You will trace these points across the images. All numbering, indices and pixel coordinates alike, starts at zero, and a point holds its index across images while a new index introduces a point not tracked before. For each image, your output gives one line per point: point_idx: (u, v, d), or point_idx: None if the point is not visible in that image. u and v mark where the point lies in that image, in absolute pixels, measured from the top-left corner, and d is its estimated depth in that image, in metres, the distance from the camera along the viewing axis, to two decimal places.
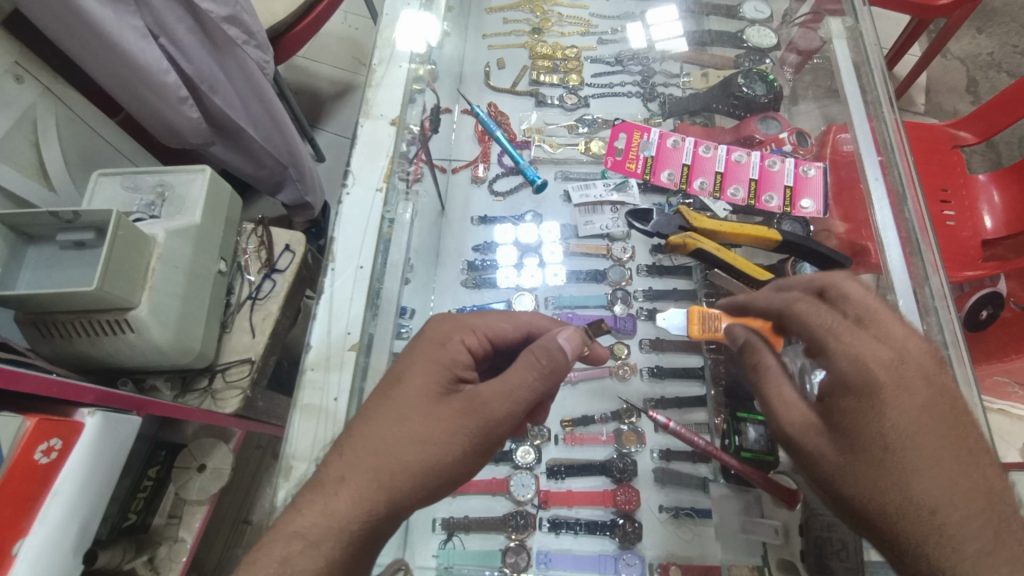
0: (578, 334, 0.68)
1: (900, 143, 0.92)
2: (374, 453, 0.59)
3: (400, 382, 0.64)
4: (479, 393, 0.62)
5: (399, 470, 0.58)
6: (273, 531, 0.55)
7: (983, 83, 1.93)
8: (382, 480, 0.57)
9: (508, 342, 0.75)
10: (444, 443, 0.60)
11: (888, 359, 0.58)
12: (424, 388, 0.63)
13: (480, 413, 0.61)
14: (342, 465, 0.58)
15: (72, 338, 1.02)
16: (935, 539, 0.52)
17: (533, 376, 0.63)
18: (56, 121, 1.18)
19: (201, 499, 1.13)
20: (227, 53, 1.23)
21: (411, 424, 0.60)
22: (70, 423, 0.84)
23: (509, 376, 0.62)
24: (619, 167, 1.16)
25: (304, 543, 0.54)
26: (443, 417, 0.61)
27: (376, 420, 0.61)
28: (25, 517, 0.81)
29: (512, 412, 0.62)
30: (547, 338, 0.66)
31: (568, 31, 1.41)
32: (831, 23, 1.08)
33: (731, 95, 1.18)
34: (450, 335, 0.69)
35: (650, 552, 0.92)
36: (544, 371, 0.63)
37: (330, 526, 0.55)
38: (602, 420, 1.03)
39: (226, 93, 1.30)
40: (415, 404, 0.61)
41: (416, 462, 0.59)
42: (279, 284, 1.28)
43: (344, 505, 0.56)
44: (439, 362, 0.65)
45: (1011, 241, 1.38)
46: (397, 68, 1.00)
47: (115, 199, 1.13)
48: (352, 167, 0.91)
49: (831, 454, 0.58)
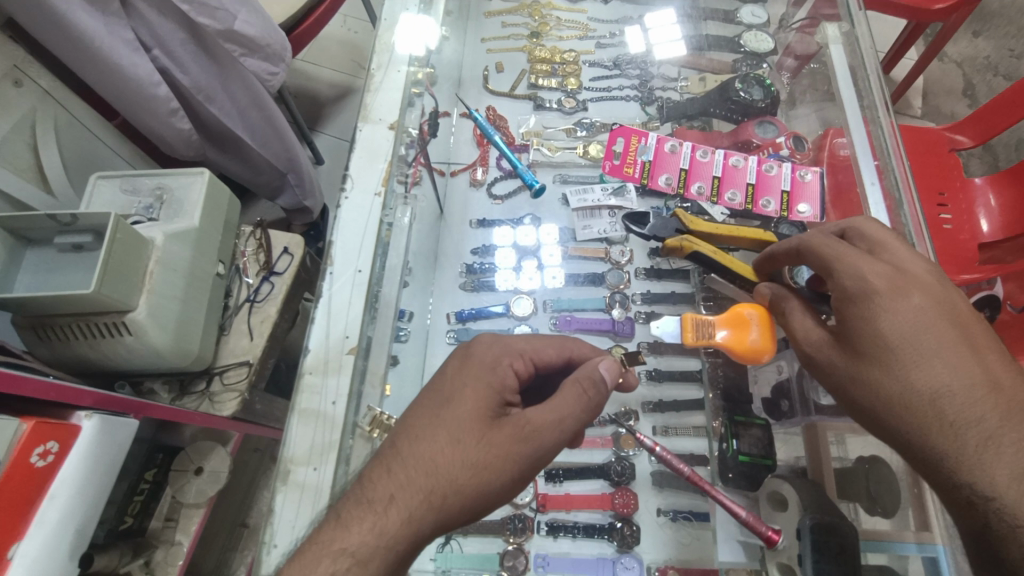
0: (615, 363, 0.72)
1: (896, 148, 0.92)
2: (428, 474, 0.58)
3: (451, 403, 0.63)
4: (529, 419, 0.62)
5: (452, 493, 0.58)
6: (316, 545, 0.54)
7: (980, 87, 1.94)
8: (433, 502, 0.57)
9: (551, 367, 0.74)
10: (495, 469, 0.60)
11: (885, 271, 0.67)
12: (476, 411, 0.62)
13: (532, 441, 0.62)
14: (392, 484, 0.58)
15: (70, 341, 1.02)
16: (937, 424, 0.60)
17: (578, 408, 0.65)
18: (55, 124, 1.18)
19: (198, 502, 1.13)
20: (225, 63, 1.23)
21: (464, 447, 0.60)
22: (68, 426, 0.84)
23: (559, 405, 0.64)
24: (617, 172, 1.15)
25: (352, 561, 0.54)
26: (497, 442, 0.60)
27: (426, 440, 0.60)
28: (23, 519, 0.81)
29: (559, 441, 0.63)
30: (589, 366, 0.70)
31: (568, 35, 1.40)
32: (828, 27, 1.08)
33: (728, 99, 1.19)
34: (500, 358, 0.68)
35: (649, 555, 0.93)
36: (590, 403, 0.66)
37: (378, 545, 0.55)
38: (601, 423, 1.03)
39: (225, 103, 1.31)
40: (467, 426, 0.61)
41: (468, 485, 0.59)
42: (277, 287, 1.28)
43: (394, 525, 0.56)
44: (490, 384, 0.64)
45: (1010, 244, 1.38)
46: (396, 72, 1.00)
47: (113, 202, 1.13)
48: (351, 170, 0.91)
49: (841, 361, 0.69)
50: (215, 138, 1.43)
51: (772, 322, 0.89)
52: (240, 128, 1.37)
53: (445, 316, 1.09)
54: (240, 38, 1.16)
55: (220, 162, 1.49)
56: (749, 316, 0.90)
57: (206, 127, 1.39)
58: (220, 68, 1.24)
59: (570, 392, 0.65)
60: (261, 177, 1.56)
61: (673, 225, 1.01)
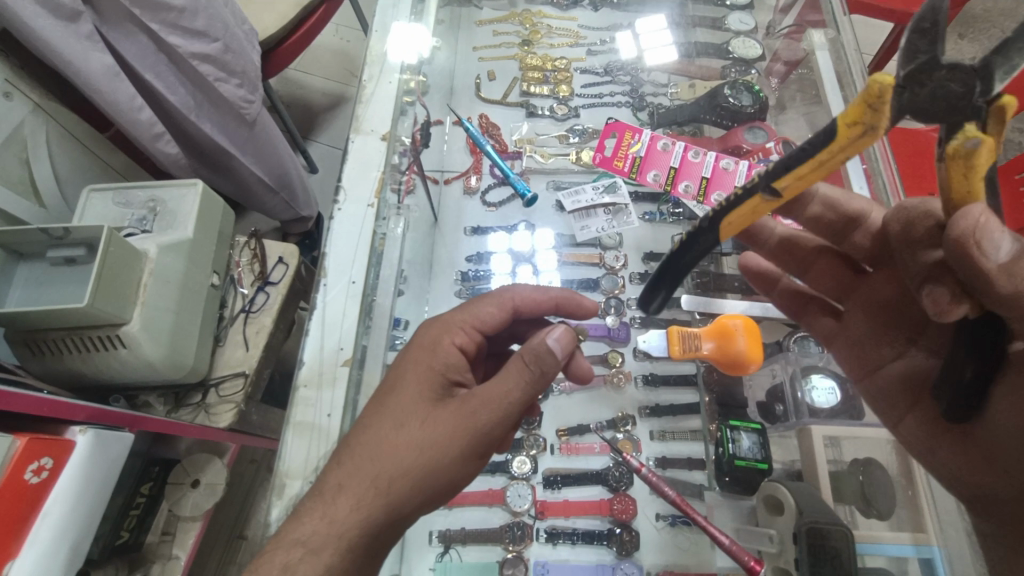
0: (567, 333, 0.66)
1: (883, 152, 0.94)
2: (373, 460, 0.59)
3: (396, 391, 0.64)
4: (473, 395, 0.62)
5: (398, 474, 0.58)
6: (275, 539, 0.56)
7: None
8: (380, 487, 0.58)
9: (498, 329, 0.75)
10: (441, 447, 0.59)
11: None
12: (419, 393, 0.63)
13: (477, 415, 0.61)
14: (341, 473, 0.59)
15: (63, 355, 1.01)
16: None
17: (524, 379, 0.62)
18: (46, 138, 1.18)
19: (194, 515, 1.12)
20: (208, 84, 1.22)
21: (408, 429, 0.60)
22: (61, 442, 0.84)
23: (503, 378, 0.62)
24: (607, 165, 1.18)
25: (304, 550, 0.55)
26: (441, 420, 0.60)
27: (372, 428, 0.61)
28: (15, 539, 0.80)
29: (507, 414, 0.62)
30: (535, 339, 0.64)
31: (558, 43, 1.41)
32: (813, 34, 1.10)
33: (717, 106, 1.19)
34: (439, 338, 0.69)
35: (648, 560, 0.93)
36: (538, 373, 0.63)
37: (330, 535, 0.55)
38: (598, 429, 1.03)
39: (213, 120, 1.30)
40: (411, 409, 0.62)
41: (414, 466, 0.58)
42: (272, 297, 1.27)
43: (344, 512, 0.56)
44: (432, 368, 0.66)
45: None
46: (387, 83, 1.00)
47: (106, 215, 1.12)
48: (344, 182, 0.91)
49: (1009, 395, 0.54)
50: (200, 155, 1.42)
51: (755, 331, 0.92)
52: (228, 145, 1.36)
53: None
54: (220, 61, 1.18)
55: (208, 176, 1.49)
56: (733, 327, 0.92)
57: (197, 145, 1.38)
58: (202, 86, 1.24)
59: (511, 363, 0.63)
60: (252, 194, 1.54)
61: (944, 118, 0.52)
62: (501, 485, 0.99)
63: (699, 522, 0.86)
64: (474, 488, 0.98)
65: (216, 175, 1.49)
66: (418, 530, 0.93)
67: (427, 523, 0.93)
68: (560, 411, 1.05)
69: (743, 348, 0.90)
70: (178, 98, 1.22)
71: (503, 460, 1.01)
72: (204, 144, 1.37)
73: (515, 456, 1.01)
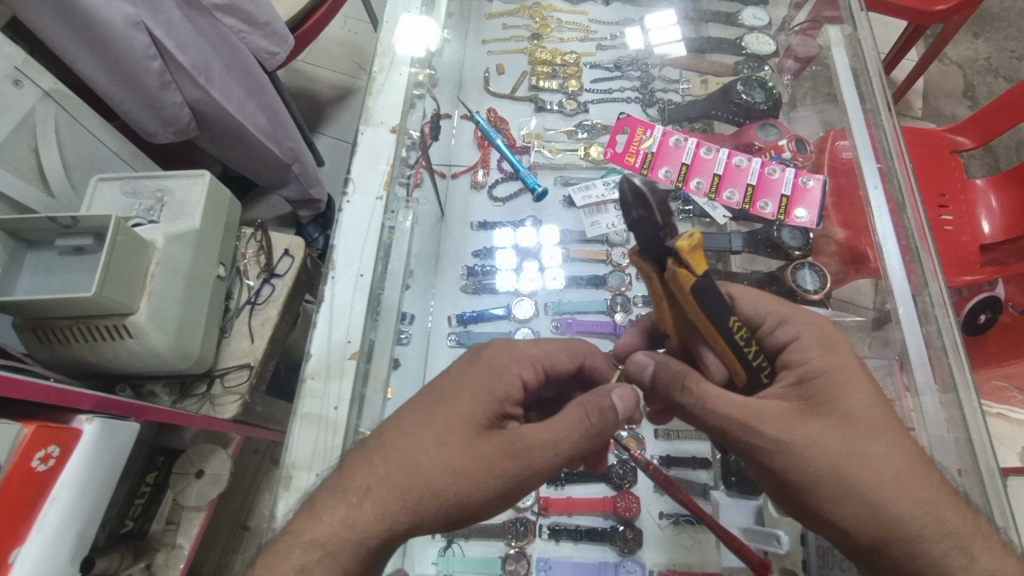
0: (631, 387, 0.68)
1: (899, 152, 0.92)
2: (406, 471, 0.58)
3: (446, 405, 0.62)
4: (522, 435, 0.61)
5: (428, 496, 0.58)
6: (291, 536, 0.56)
7: (980, 88, 1.94)
8: (408, 502, 0.57)
9: (563, 373, 0.74)
10: (476, 479, 0.59)
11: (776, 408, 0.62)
12: (471, 417, 0.61)
13: (521, 457, 0.61)
14: (370, 475, 0.59)
15: (71, 343, 1.01)
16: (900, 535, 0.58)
17: (581, 430, 0.63)
18: (56, 126, 1.18)
19: (199, 504, 1.12)
20: (220, 41, 1.21)
21: (449, 450, 0.59)
22: (69, 429, 0.84)
23: (559, 427, 0.62)
24: (618, 160, 1.15)
25: (322, 552, 0.55)
26: (483, 451, 0.60)
27: (412, 438, 0.60)
28: (23, 524, 0.80)
29: (550, 465, 0.61)
30: (602, 391, 0.66)
31: (568, 37, 1.40)
32: (830, 31, 1.08)
33: (730, 102, 1.19)
34: (508, 366, 0.67)
35: (650, 559, 0.93)
36: (592, 430, 0.63)
37: (348, 538, 0.56)
38: (603, 427, 1.01)
39: (223, 81, 1.29)
40: (456, 429, 0.60)
41: (445, 492, 0.58)
42: (278, 289, 1.27)
43: (367, 518, 0.57)
44: (491, 395, 0.64)
45: (1011, 246, 1.40)
46: (398, 74, 1.00)
47: (114, 204, 1.12)
48: (353, 174, 0.91)
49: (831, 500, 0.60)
50: (208, 122, 1.39)
51: None
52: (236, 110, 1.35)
53: (447, 319, 1.08)
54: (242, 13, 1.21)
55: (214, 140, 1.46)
56: None
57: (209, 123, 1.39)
58: (216, 43, 1.23)
59: (575, 415, 0.63)
60: (261, 164, 1.55)
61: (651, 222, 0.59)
62: None
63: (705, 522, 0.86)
64: None
65: (225, 147, 1.49)
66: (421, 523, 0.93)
67: None
68: None
69: None
70: (188, 59, 1.19)
71: None
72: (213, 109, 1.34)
73: None
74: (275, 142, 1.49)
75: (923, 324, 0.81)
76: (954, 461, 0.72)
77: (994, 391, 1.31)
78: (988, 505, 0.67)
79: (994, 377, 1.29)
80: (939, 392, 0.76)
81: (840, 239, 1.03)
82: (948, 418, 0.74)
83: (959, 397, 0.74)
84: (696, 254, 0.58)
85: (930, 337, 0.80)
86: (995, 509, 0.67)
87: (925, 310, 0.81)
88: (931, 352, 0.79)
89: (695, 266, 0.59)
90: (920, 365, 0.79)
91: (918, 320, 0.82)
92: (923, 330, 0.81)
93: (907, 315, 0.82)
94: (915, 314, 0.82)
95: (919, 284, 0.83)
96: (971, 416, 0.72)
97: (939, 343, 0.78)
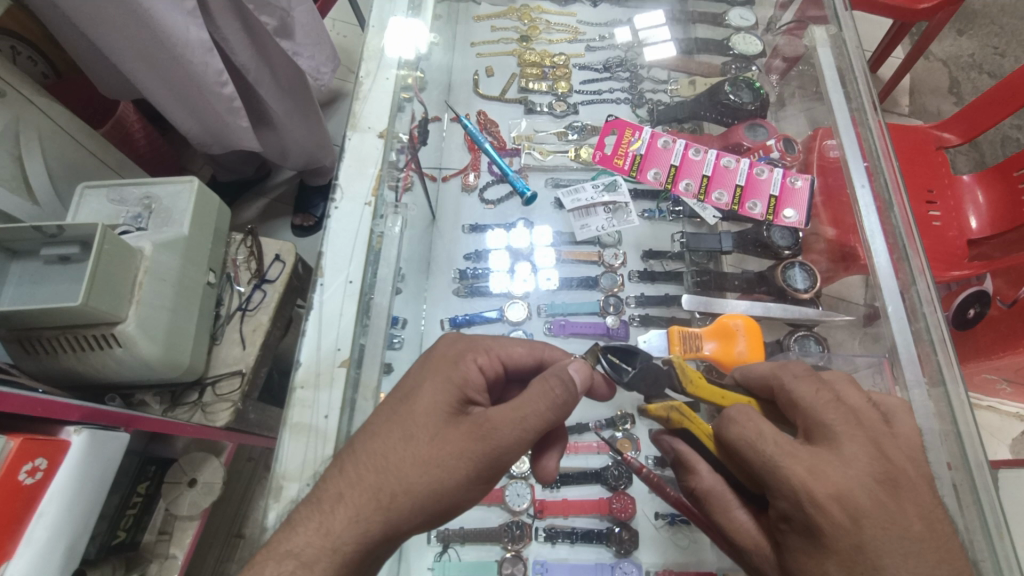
0: (585, 366, 0.68)
1: (885, 150, 0.93)
2: (377, 471, 0.58)
3: (412, 399, 0.63)
4: (488, 417, 0.60)
5: (400, 492, 0.58)
6: (266, 549, 0.56)
7: (965, 84, 1.96)
8: (381, 501, 0.57)
9: (522, 368, 0.73)
10: (448, 467, 0.58)
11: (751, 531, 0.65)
12: (433, 406, 0.62)
13: (489, 439, 0.59)
14: (342, 482, 0.59)
15: (58, 354, 1.00)
16: None
17: (545, 406, 0.61)
18: (38, 135, 1.16)
19: (192, 513, 1.10)
20: (280, 54, 1.25)
21: (417, 443, 0.59)
22: (56, 441, 0.83)
23: (521, 405, 0.60)
24: (607, 163, 1.14)
25: (296, 562, 0.55)
26: (451, 439, 0.59)
27: (381, 438, 0.60)
28: (10, 539, 0.79)
29: (521, 440, 0.60)
30: (558, 368, 0.66)
31: (557, 38, 1.41)
32: (815, 31, 1.10)
33: (717, 102, 1.20)
34: (463, 353, 0.68)
35: (647, 559, 0.93)
36: (557, 402, 0.62)
37: (325, 546, 0.56)
38: (596, 427, 1.03)
39: (273, 87, 1.31)
40: (422, 422, 0.61)
41: (418, 484, 0.58)
42: (269, 294, 1.26)
43: (341, 524, 0.57)
44: (450, 381, 0.64)
45: (997, 240, 1.40)
46: (385, 79, 1.00)
47: (101, 212, 1.11)
48: (340, 179, 0.91)
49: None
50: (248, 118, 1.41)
51: (756, 333, 0.92)
52: (280, 111, 1.37)
53: (439, 322, 1.08)
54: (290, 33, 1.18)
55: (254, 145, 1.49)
56: (735, 328, 0.92)
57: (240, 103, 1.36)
58: (268, 55, 1.25)
59: (538, 391, 0.62)
60: (288, 152, 1.54)
61: (666, 381, 0.76)
62: (500, 484, 0.98)
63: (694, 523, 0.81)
64: None
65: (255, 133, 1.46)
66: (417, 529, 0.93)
67: None
68: None
69: (743, 326, 0.92)
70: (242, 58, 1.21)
71: None
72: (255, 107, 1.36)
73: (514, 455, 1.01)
74: (307, 133, 1.50)
75: (912, 321, 0.82)
76: (944, 454, 0.72)
77: (983, 383, 1.33)
78: (977, 497, 0.68)
79: (984, 369, 1.30)
80: (928, 385, 0.77)
81: (828, 237, 1.03)
82: (937, 412, 0.75)
83: (947, 390, 0.74)
84: (674, 415, 0.75)
85: (918, 334, 0.80)
86: (984, 503, 0.67)
87: (913, 307, 0.82)
88: (920, 348, 0.80)
89: (674, 421, 0.75)
90: (910, 361, 0.80)
91: (906, 316, 0.82)
92: (912, 328, 0.81)
93: (897, 313, 0.83)
94: (903, 311, 0.83)
95: (907, 281, 0.84)
96: (960, 409, 0.73)
97: (928, 338, 0.79)
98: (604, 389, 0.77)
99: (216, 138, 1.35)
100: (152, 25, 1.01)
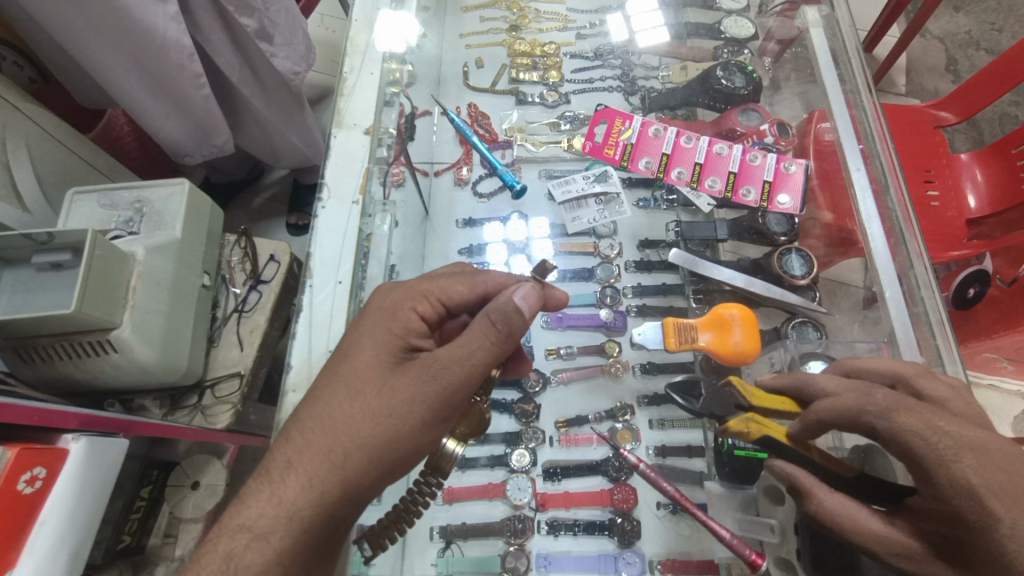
0: (535, 291, 0.65)
1: (880, 131, 0.94)
2: (325, 432, 0.59)
3: (349, 356, 0.62)
4: (435, 358, 0.60)
5: (353, 449, 0.58)
6: (218, 527, 0.56)
7: (962, 62, 1.94)
8: (335, 461, 0.58)
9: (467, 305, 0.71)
10: (401, 415, 0.59)
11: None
12: (375, 358, 0.61)
13: (437, 379, 0.59)
14: (290, 450, 0.58)
15: (54, 361, 0.99)
16: None
17: (489, 342, 0.60)
18: (25, 142, 1.15)
19: (195, 516, 1.10)
20: (264, 56, 1.22)
21: (365, 398, 0.59)
22: (54, 450, 0.82)
23: (464, 341, 0.60)
24: (597, 152, 1.12)
25: (250, 535, 0.55)
26: (399, 386, 0.60)
27: (326, 398, 0.60)
28: (12, 548, 0.79)
29: (469, 376, 0.60)
30: (503, 297, 0.62)
31: (547, 27, 1.39)
32: (807, 12, 1.09)
33: (710, 88, 1.17)
34: (401, 303, 0.67)
35: (650, 549, 0.93)
36: (501, 336, 0.61)
37: (280, 515, 0.56)
38: (596, 419, 1.03)
39: (255, 87, 1.29)
40: (366, 376, 0.60)
41: (371, 437, 0.58)
42: (265, 295, 1.26)
43: (293, 491, 0.57)
44: (392, 331, 0.64)
45: (995, 219, 1.38)
46: (368, 76, 0.99)
47: (91, 217, 1.10)
48: (327, 179, 0.91)
49: None
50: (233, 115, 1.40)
51: (752, 322, 0.91)
52: (266, 111, 1.36)
53: None
54: (268, 34, 1.17)
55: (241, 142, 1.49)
56: (731, 318, 0.90)
57: (230, 100, 1.35)
58: (245, 53, 1.22)
59: (476, 327, 0.60)
60: (281, 153, 1.55)
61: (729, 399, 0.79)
62: (502, 479, 0.98)
63: (701, 519, 0.76)
64: (472, 483, 0.97)
65: (243, 134, 1.46)
66: (420, 527, 0.93)
67: (428, 519, 0.93)
68: (558, 403, 1.05)
69: (739, 315, 0.90)
70: (224, 58, 1.19)
71: (502, 454, 1.01)
72: (242, 103, 1.35)
73: (514, 449, 1.00)
74: (299, 132, 1.49)
75: (912, 305, 0.81)
76: None
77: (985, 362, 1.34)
78: None
79: (984, 349, 1.31)
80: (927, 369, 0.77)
81: (828, 221, 1.01)
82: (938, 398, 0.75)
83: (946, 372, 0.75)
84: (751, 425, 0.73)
85: (918, 319, 0.80)
86: None
87: (911, 291, 0.82)
88: (918, 331, 0.80)
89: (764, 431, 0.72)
90: (908, 346, 0.79)
91: (905, 299, 0.82)
92: (912, 312, 0.81)
93: (894, 291, 0.83)
94: (902, 296, 0.82)
95: (905, 265, 0.84)
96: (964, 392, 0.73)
97: (926, 324, 0.80)
98: (559, 293, 0.76)
99: (204, 144, 1.35)
100: (131, 25, 1.00)
